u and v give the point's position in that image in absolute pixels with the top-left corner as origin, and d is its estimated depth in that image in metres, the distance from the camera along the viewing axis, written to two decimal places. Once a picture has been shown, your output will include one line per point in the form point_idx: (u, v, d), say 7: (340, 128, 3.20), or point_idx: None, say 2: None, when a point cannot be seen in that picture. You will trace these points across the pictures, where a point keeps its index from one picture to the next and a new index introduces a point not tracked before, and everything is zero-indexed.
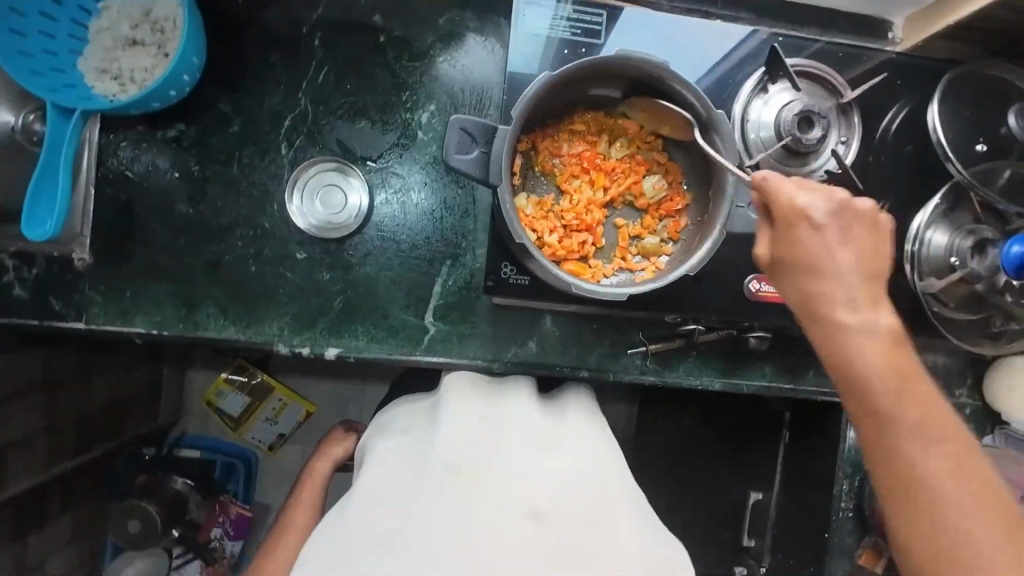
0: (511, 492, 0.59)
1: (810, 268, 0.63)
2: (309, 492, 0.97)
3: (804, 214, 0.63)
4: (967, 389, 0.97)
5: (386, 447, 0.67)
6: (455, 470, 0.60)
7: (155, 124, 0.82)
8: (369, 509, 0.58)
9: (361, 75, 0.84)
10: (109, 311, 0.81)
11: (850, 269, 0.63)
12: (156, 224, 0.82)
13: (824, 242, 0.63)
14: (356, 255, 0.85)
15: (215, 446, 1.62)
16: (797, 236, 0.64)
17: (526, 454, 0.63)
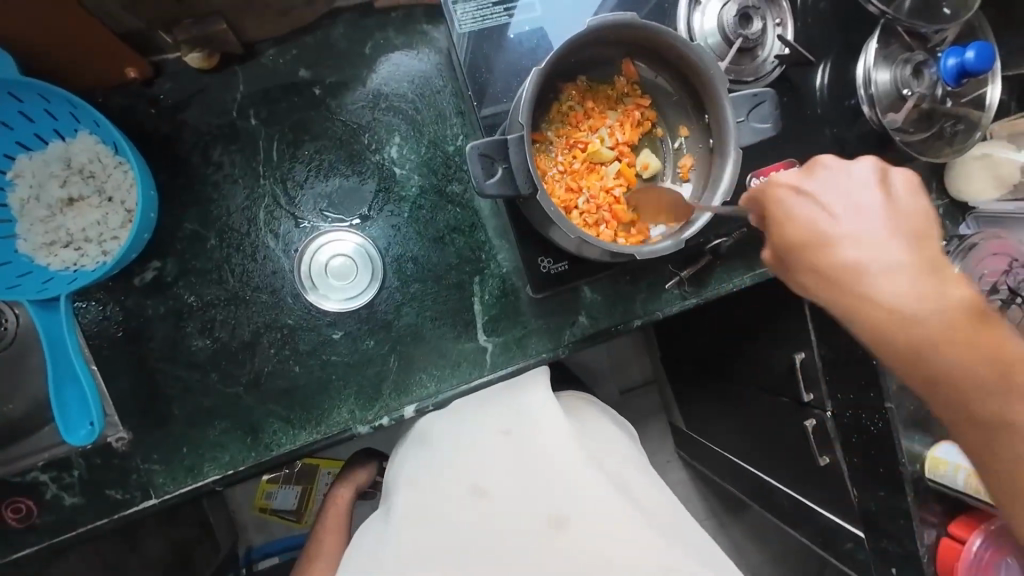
0: (537, 499, 0.72)
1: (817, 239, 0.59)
2: (333, 518, 0.98)
3: (789, 186, 0.62)
4: (935, 193, 1.07)
5: (414, 470, 0.79)
6: (479, 488, 0.74)
7: (127, 272, 0.75)
8: (410, 520, 0.73)
9: (315, 137, 0.80)
10: (174, 475, 0.76)
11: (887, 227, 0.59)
12: (179, 370, 0.77)
13: (843, 211, 0.60)
14: (390, 309, 0.83)
15: (279, 547, 1.63)
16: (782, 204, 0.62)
17: (557, 477, 0.74)
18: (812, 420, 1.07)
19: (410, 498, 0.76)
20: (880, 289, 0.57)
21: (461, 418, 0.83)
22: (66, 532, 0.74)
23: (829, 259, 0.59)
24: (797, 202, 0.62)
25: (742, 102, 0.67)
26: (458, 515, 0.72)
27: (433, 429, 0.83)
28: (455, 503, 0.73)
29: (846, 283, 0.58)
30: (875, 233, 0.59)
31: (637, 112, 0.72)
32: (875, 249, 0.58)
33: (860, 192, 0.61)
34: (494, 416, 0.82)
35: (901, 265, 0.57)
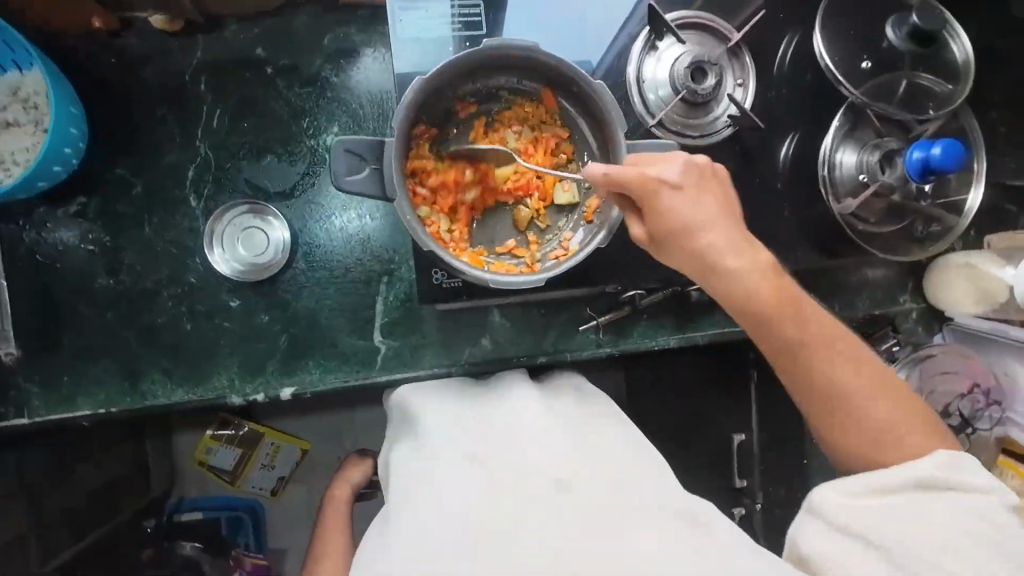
0: (533, 468, 0.60)
1: (684, 230, 0.64)
2: (332, 520, 0.97)
3: (660, 180, 0.63)
4: (909, 294, 0.98)
5: (396, 464, 0.67)
6: (472, 459, 0.62)
7: (55, 202, 0.79)
8: (399, 518, 0.60)
9: (257, 112, 0.83)
10: (50, 401, 0.80)
11: (713, 224, 0.65)
12: (79, 303, 0.80)
13: (688, 206, 0.64)
14: (292, 290, 0.84)
15: (213, 502, 1.60)
16: (661, 202, 0.63)
17: (547, 442, 0.63)
18: (740, 509, 1.03)
19: (401, 495, 0.63)
20: (734, 264, 0.65)
21: (439, 402, 0.73)
22: None
23: (686, 244, 0.64)
24: (668, 192, 0.63)
25: (646, 151, 0.67)
26: (444, 496, 0.59)
27: (415, 413, 0.73)
28: (439, 482, 0.61)
29: (714, 263, 0.64)
30: (714, 227, 0.65)
31: (550, 142, 0.71)
32: (717, 245, 0.64)
33: (702, 190, 0.65)
34: (478, 404, 0.72)
35: (730, 250, 0.65)
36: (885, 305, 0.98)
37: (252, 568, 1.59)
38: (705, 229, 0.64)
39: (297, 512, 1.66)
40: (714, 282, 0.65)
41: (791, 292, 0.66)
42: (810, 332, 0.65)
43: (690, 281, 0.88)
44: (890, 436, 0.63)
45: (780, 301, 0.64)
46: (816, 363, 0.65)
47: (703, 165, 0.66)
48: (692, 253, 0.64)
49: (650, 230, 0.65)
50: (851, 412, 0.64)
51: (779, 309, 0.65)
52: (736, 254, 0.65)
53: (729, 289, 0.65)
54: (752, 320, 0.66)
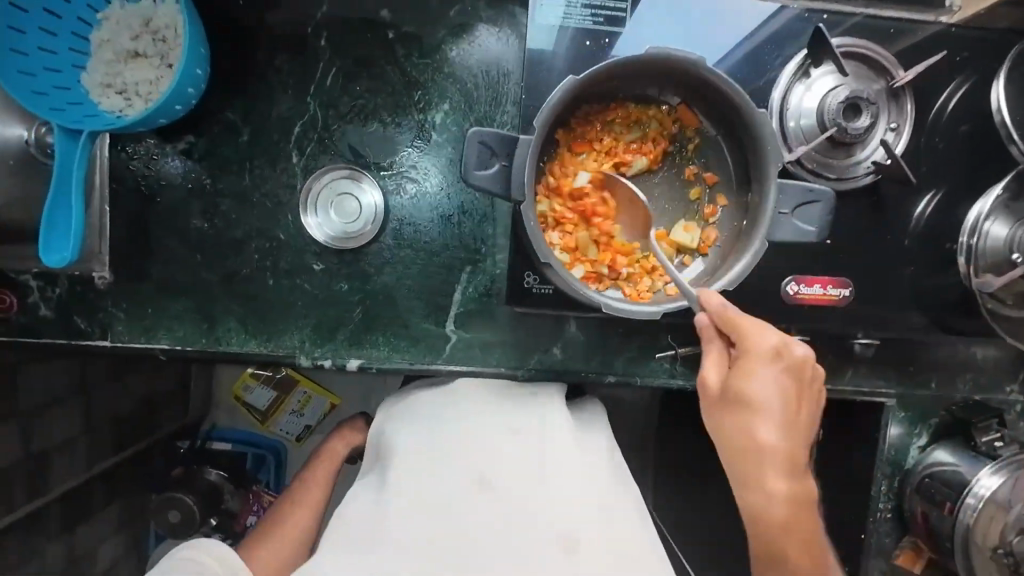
0: (540, 518, 0.66)
1: (749, 413, 0.60)
2: (323, 468, 0.93)
3: (757, 355, 0.58)
4: (1017, 384, 0.91)
5: (413, 439, 0.73)
6: (483, 479, 0.69)
7: (164, 137, 0.80)
8: (399, 493, 0.68)
9: (371, 76, 0.81)
10: (133, 328, 0.82)
11: (781, 417, 0.60)
12: (172, 239, 0.81)
13: (769, 390, 0.59)
14: (374, 264, 0.83)
15: (238, 438, 1.56)
16: (746, 374, 0.59)
17: (563, 492, 0.69)
18: None
19: (409, 470, 0.70)
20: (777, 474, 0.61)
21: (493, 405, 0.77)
22: (30, 337, 0.80)
23: (742, 434, 0.61)
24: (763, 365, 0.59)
25: (792, 192, 0.58)
26: (459, 503, 0.67)
27: (439, 401, 0.78)
28: (455, 481, 0.68)
29: (753, 458, 0.61)
30: (774, 431, 0.60)
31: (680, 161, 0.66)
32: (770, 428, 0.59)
33: (796, 388, 0.61)
34: (530, 416, 0.76)
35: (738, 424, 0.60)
36: (990, 391, 0.91)
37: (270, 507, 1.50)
38: (766, 426, 0.60)
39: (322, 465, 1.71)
40: (735, 446, 0.61)
41: (800, 483, 0.62)
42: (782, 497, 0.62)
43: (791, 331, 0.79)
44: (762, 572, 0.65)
45: (759, 469, 0.61)
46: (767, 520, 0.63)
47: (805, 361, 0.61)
48: (731, 418, 0.60)
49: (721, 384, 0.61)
50: (776, 564, 0.64)
51: (784, 504, 0.62)
52: (784, 430, 0.61)
53: (750, 450, 0.61)
54: (750, 488, 0.62)
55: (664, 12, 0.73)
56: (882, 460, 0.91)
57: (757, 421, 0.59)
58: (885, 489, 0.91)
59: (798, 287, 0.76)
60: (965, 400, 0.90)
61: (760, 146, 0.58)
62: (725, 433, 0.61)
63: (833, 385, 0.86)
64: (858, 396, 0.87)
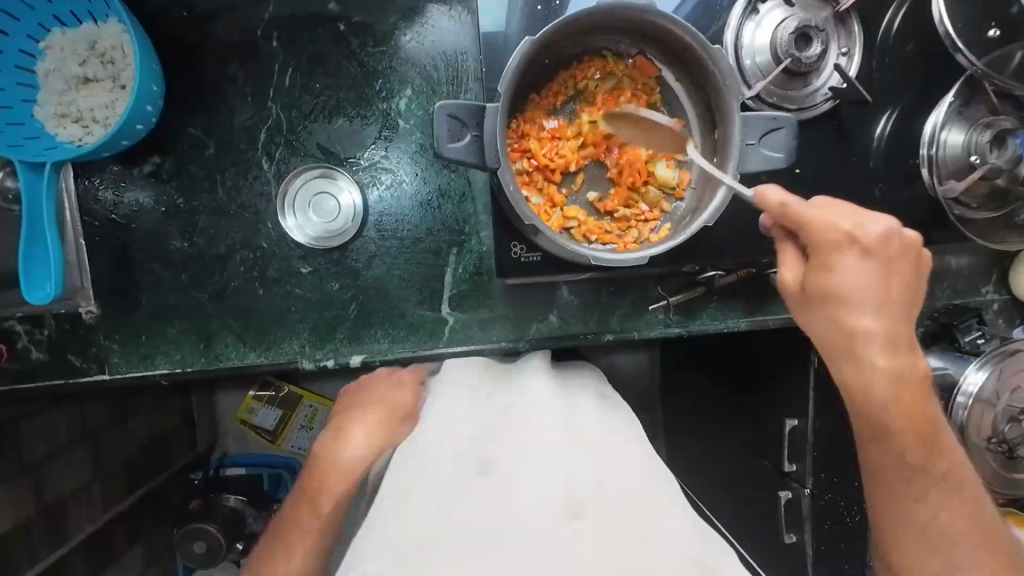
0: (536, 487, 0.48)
1: (839, 297, 0.63)
2: (338, 489, 0.63)
3: (852, 239, 0.62)
4: (992, 284, 0.95)
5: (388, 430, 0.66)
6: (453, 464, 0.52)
7: (129, 162, 0.79)
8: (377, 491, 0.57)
9: (329, 71, 0.80)
10: (130, 358, 0.81)
11: (873, 294, 0.63)
12: (155, 264, 0.81)
13: (859, 270, 0.62)
14: (361, 259, 0.83)
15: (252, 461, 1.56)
16: (835, 263, 0.62)
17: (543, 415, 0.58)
18: (787, 492, 1.04)
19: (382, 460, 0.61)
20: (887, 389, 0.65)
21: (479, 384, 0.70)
22: (27, 381, 0.80)
23: (845, 322, 0.63)
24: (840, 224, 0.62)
25: (756, 122, 0.59)
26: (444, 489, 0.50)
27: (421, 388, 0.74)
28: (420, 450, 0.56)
29: (851, 330, 0.63)
30: (867, 299, 0.63)
31: (647, 110, 0.67)
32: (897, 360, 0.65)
33: (887, 254, 0.63)
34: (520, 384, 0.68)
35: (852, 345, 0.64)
36: (967, 295, 0.95)
37: None
38: (859, 298, 0.62)
39: None
40: (837, 338, 0.64)
41: (908, 365, 0.65)
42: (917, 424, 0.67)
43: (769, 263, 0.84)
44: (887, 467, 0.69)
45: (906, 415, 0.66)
46: (881, 451, 0.69)
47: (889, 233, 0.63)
48: (836, 323, 0.64)
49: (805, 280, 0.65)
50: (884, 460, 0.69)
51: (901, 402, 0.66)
52: (880, 315, 0.63)
53: (856, 346, 0.64)
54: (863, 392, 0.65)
55: None
56: None
57: (845, 301, 0.63)
58: None
59: None
60: (945, 307, 0.94)
61: (720, 84, 0.59)
62: (832, 346, 0.65)
63: None
64: None
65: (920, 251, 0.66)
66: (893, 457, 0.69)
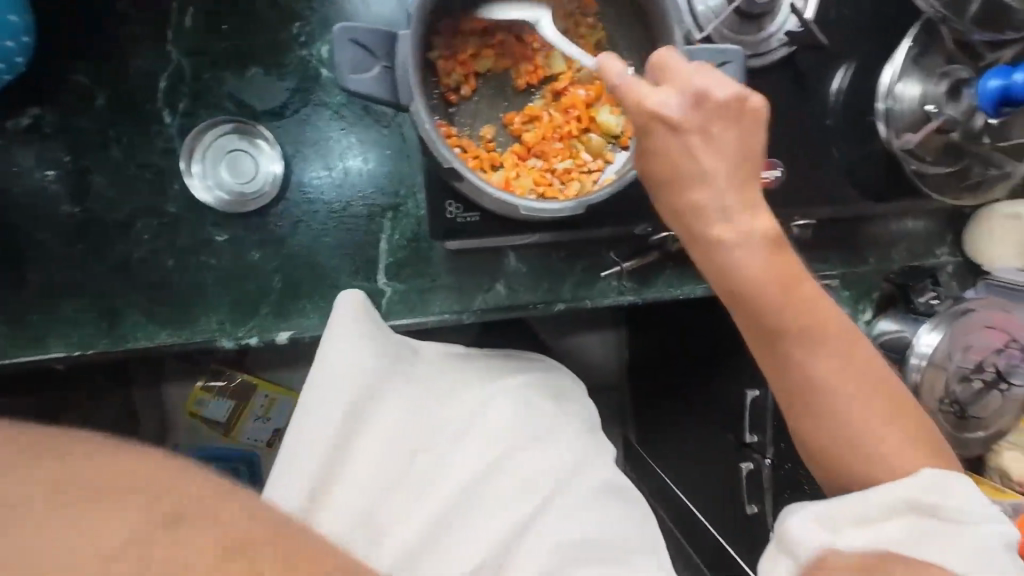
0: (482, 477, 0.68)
1: (674, 174, 0.54)
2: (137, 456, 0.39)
3: (656, 115, 0.52)
4: (946, 246, 0.94)
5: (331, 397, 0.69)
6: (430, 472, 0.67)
7: (3, 115, 0.68)
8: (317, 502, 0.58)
9: (238, 12, 0.71)
10: (18, 341, 0.71)
11: (721, 172, 0.52)
12: (42, 233, 0.71)
13: (686, 143, 0.52)
14: (285, 225, 0.75)
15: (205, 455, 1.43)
16: (652, 140, 0.53)
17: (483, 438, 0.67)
18: (749, 463, 1.04)
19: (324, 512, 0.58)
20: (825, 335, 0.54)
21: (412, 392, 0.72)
22: None
23: (692, 218, 0.54)
24: (667, 105, 0.52)
25: (702, 58, 0.54)
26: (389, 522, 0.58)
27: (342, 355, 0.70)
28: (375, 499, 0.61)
29: (696, 229, 0.54)
30: (711, 172, 0.52)
31: (591, 51, 0.62)
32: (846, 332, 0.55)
33: (719, 121, 0.52)
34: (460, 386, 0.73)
35: (794, 316, 0.53)
36: (922, 258, 0.94)
37: None
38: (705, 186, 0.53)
39: None
40: (696, 255, 0.55)
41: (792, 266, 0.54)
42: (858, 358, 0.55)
43: None
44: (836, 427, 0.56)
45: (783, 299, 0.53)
46: (800, 364, 0.55)
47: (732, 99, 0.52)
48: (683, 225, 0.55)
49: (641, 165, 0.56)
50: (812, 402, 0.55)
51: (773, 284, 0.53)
52: (752, 243, 0.53)
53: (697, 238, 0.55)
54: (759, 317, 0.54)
55: None
56: None
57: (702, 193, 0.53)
58: None
59: None
60: (901, 270, 0.93)
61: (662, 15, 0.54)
62: (685, 242, 0.56)
63: None
64: None
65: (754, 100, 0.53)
66: (844, 405, 0.55)
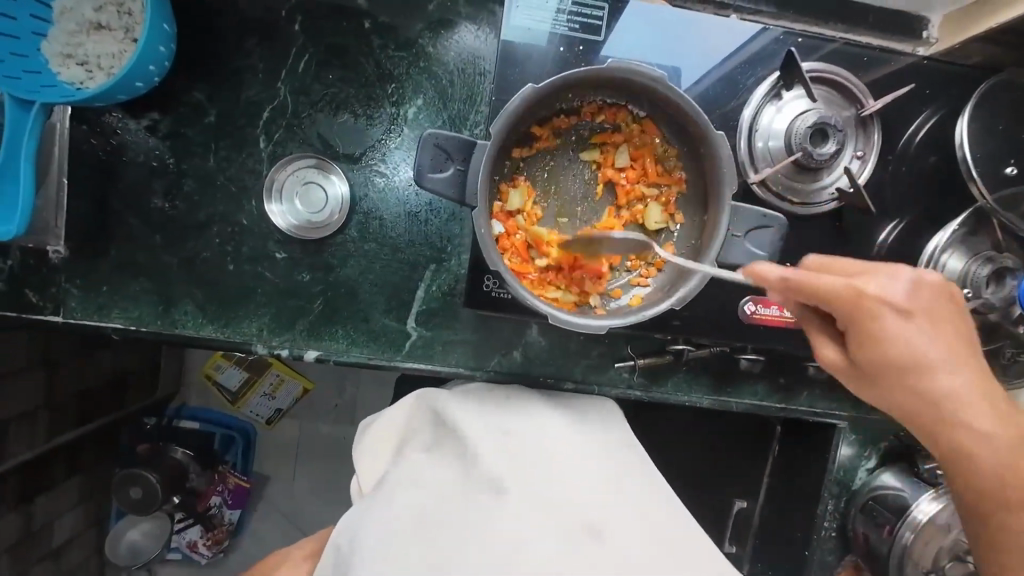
0: (564, 505, 0.72)
1: (873, 337, 0.61)
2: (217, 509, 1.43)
3: (883, 301, 0.60)
4: None
5: (391, 426, 0.82)
6: (496, 484, 0.73)
7: (126, 113, 0.78)
8: (425, 519, 0.70)
9: (345, 65, 0.79)
10: (87, 305, 0.80)
11: (941, 360, 0.63)
12: (131, 218, 0.80)
13: (913, 334, 0.62)
14: (337, 256, 0.82)
15: (209, 417, 1.51)
16: (881, 324, 0.61)
17: (563, 479, 0.75)
18: None
19: (426, 495, 0.72)
20: (893, 328, 0.61)
21: (440, 453, 0.78)
22: None
23: (873, 344, 0.61)
24: (883, 307, 0.60)
25: (746, 216, 0.60)
26: (485, 516, 0.70)
27: (430, 408, 0.82)
28: (479, 505, 0.71)
29: (914, 381, 0.64)
30: (892, 316, 0.61)
31: (660, 169, 0.65)
32: (958, 395, 0.64)
33: (935, 303, 0.63)
34: (468, 432, 0.77)
35: (922, 404, 0.65)
36: None
37: (234, 488, 1.48)
38: (903, 342, 0.62)
39: (290, 449, 1.58)
40: (905, 396, 0.65)
41: (989, 388, 0.65)
42: (976, 451, 0.66)
43: (742, 348, 0.84)
44: (992, 499, 0.67)
45: (970, 445, 0.66)
46: (959, 459, 0.67)
47: (938, 286, 0.63)
48: (893, 364, 0.63)
49: (840, 323, 0.62)
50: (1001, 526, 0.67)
51: (982, 402, 0.64)
52: (903, 317, 0.61)
53: (908, 366, 0.63)
54: (947, 422, 0.65)
55: (635, 27, 0.74)
56: (831, 480, 0.93)
57: (874, 336, 0.61)
58: (831, 508, 0.93)
59: (757, 307, 0.80)
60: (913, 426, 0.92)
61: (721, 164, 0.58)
62: (906, 374, 0.64)
63: (788, 405, 0.89)
64: (812, 416, 0.90)
65: (953, 290, 0.64)
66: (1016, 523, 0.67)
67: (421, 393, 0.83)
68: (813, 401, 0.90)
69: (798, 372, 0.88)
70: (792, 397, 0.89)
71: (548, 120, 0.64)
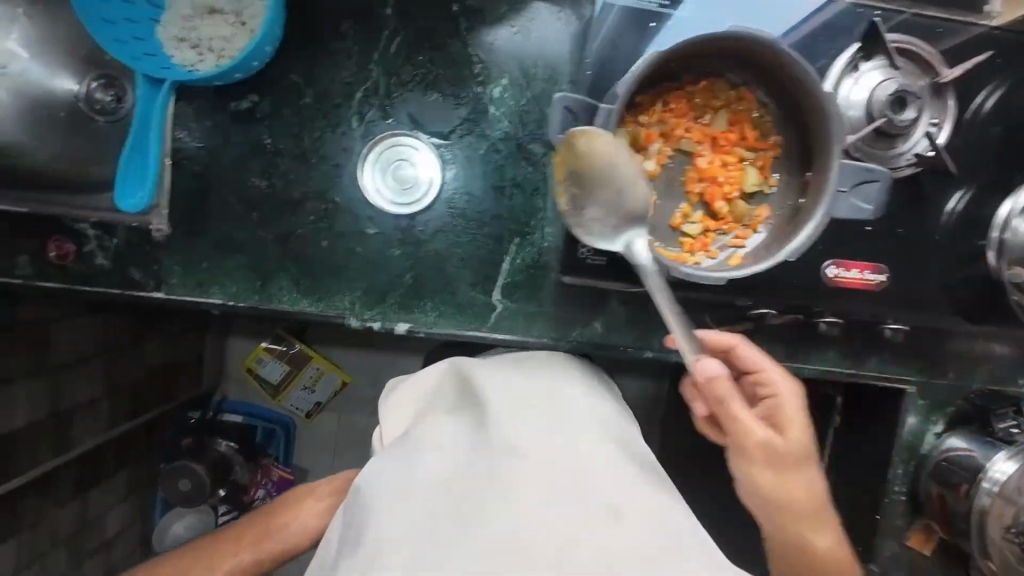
0: (584, 482, 0.56)
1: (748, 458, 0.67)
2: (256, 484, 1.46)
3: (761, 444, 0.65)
4: None
5: (414, 388, 0.78)
6: (509, 440, 0.60)
7: (227, 96, 0.81)
8: (419, 477, 0.59)
9: (434, 46, 0.83)
10: (187, 282, 0.83)
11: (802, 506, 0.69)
12: (230, 197, 0.83)
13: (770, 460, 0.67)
14: (426, 230, 0.85)
15: (250, 412, 1.53)
16: (751, 460, 0.67)
17: (585, 456, 0.59)
18: None
19: (431, 452, 0.62)
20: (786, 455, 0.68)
21: (456, 414, 0.68)
22: (85, 285, 0.82)
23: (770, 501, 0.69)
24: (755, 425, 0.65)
25: (849, 173, 0.63)
26: (490, 474, 0.56)
27: (454, 377, 0.77)
28: (485, 460, 0.58)
29: (802, 536, 0.70)
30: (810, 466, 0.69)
31: (758, 134, 0.68)
32: (840, 560, 0.71)
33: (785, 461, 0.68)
34: (490, 398, 0.68)
35: (838, 560, 0.71)
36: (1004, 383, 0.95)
37: (278, 480, 1.48)
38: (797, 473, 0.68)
39: (326, 441, 1.60)
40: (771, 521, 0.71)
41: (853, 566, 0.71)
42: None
43: (818, 313, 0.85)
44: None
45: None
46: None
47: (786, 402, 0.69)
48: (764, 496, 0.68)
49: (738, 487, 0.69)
50: None
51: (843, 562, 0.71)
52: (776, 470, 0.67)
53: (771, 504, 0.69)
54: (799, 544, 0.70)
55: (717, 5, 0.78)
56: (900, 445, 0.95)
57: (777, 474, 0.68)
58: (901, 473, 0.95)
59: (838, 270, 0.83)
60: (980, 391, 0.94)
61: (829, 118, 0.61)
62: (769, 514, 0.70)
63: (858, 371, 0.89)
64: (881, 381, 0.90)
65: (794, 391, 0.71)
66: None
67: (452, 359, 0.79)
68: (882, 366, 0.90)
69: (873, 339, 0.89)
70: (862, 362, 0.89)
71: (653, 87, 0.68)
